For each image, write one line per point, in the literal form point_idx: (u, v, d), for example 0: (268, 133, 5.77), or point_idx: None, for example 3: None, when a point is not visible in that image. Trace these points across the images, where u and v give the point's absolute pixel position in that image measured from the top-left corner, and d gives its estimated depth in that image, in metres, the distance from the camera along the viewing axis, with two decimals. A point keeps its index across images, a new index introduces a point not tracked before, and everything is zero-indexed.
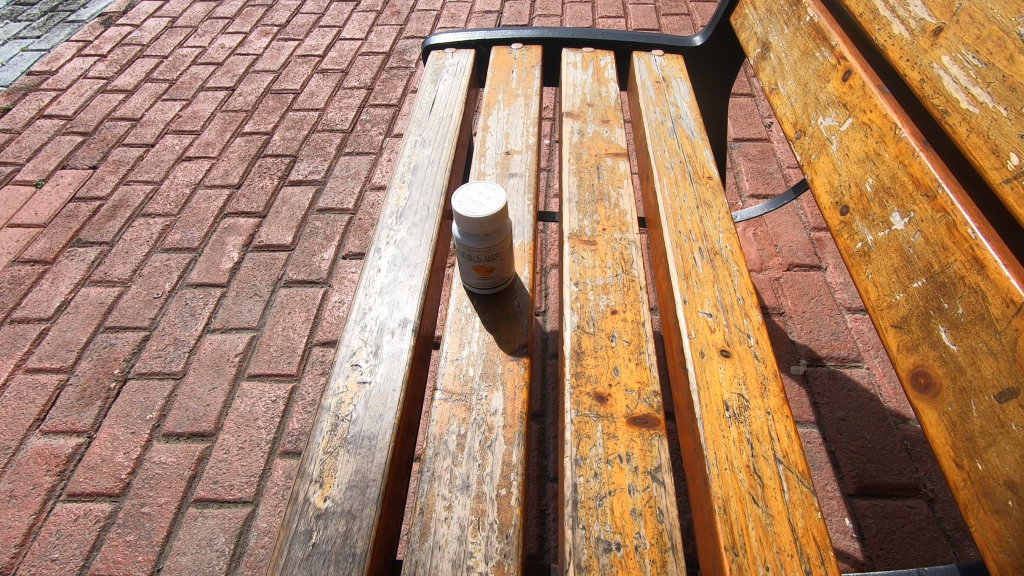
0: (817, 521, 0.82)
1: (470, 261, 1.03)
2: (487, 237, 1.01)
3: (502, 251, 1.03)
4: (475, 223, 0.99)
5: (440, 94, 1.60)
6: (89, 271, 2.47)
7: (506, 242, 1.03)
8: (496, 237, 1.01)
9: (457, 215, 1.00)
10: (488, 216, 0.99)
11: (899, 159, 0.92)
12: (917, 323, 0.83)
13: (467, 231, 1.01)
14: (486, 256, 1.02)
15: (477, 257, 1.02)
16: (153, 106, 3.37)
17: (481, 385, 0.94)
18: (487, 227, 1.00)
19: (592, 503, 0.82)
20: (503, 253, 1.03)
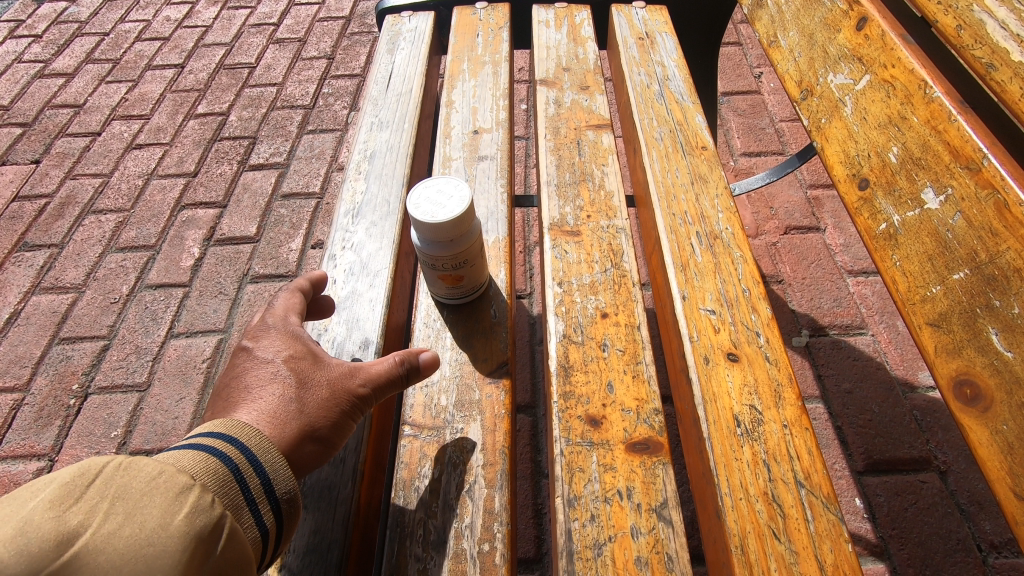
0: (848, 555, 0.71)
1: (436, 269, 0.89)
2: (452, 242, 0.87)
3: (472, 255, 0.89)
4: (436, 227, 0.85)
5: (397, 66, 1.42)
6: (39, 278, 2.29)
7: (476, 244, 0.90)
8: (463, 240, 0.87)
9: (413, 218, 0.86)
10: (450, 217, 0.85)
11: (931, 124, 0.79)
12: (960, 322, 0.70)
13: (428, 237, 0.87)
14: (453, 261, 0.88)
15: (444, 265, 0.88)
16: (96, 90, 3.11)
17: (455, 413, 0.82)
18: (450, 229, 0.85)
19: (590, 553, 0.71)
20: (473, 257, 0.90)
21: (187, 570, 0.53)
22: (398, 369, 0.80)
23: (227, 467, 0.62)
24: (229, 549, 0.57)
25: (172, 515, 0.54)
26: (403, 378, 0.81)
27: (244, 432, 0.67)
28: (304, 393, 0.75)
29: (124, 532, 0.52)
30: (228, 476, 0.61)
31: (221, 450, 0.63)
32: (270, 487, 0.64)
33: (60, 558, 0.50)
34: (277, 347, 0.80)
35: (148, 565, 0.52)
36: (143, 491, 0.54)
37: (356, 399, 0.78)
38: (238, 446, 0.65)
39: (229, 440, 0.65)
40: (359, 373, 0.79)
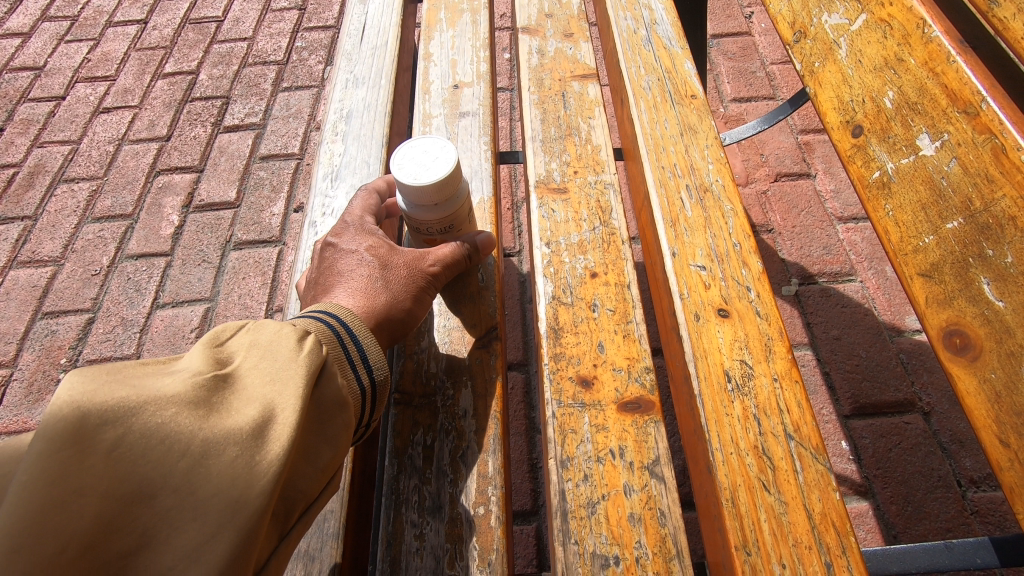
0: (836, 504, 0.73)
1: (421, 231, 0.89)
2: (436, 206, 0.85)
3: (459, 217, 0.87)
4: (419, 192, 0.82)
5: (371, 17, 1.34)
6: (15, 252, 2.23)
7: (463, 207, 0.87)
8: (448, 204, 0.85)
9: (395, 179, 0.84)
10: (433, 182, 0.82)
11: (929, 66, 0.77)
12: (951, 272, 0.70)
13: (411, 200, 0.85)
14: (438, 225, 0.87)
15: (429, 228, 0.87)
16: (56, 51, 2.95)
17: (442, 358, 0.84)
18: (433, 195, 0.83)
19: (584, 512, 0.72)
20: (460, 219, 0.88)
21: (312, 389, 0.65)
22: (462, 247, 0.88)
23: (329, 333, 0.71)
24: (337, 391, 0.68)
25: (296, 354, 0.67)
26: (466, 259, 0.88)
27: (340, 312, 0.75)
28: (385, 273, 0.82)
29: (263, 366, 0.65)
30: (333, 340, 0.71)
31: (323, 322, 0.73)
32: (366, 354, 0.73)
33: (219, 378, 0.63)
34: (357, 240, 0.85)
35: (285, 382, 0.64)
36: (268, 341, 0.67)
37: (431, 277, 0.84)
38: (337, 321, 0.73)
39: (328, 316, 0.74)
40: (429, 256, 0.86)
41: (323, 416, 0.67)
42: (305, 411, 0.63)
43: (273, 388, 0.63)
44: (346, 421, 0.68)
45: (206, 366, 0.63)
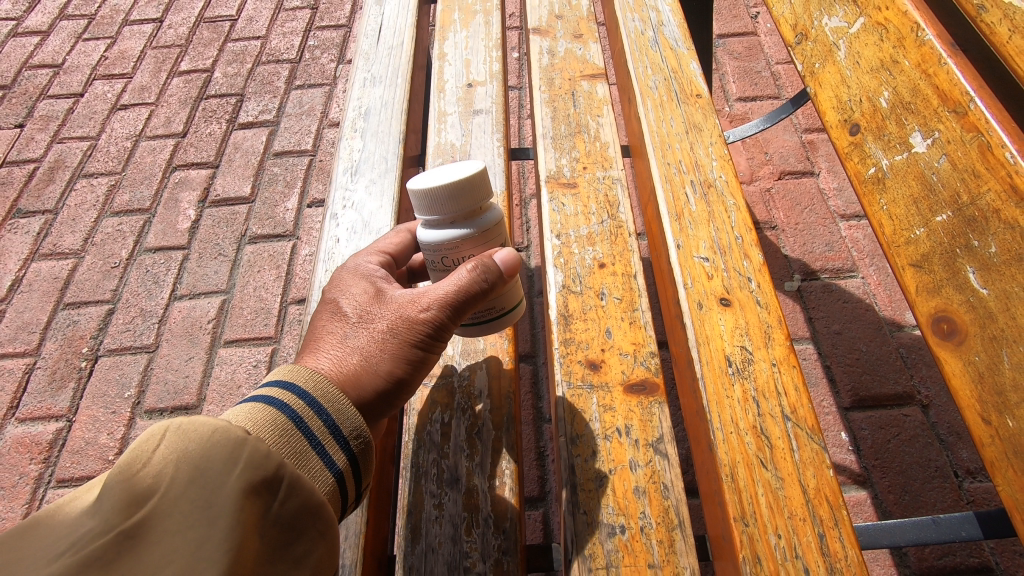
0: (829, 479, 0.77)
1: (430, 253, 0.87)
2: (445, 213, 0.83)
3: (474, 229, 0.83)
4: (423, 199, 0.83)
5: (387, 18, 1.39)
6: (36, 244, 2.29)
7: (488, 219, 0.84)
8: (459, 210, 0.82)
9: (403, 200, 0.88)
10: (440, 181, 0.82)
11: (922, 68, 0.81)
12: (940, 262, 0.74)
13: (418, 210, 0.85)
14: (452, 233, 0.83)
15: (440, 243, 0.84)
16: (74, 48, 3.01)
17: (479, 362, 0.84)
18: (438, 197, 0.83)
19: (592, 485, 0.77)
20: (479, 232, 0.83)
21: (248, 513, 0.56)
22: (469, 284, 0.78)
23: (282, 413, 0.65)
24: (293, 503, 0.59)
25: (228, 472, 0.57)
26: (477, 293, 0.79)
27: (316, 385, 0.69)
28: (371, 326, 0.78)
29: (189, 490, 0.56)
30: (286, 426, 0.64)
31: (273, 401, 0.66)
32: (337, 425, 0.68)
33: (131, 516, 0.54)
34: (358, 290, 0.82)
35: (212, 512, 0.55)
36: (198, 451, 0.58)
37: (426, 324, 0.78)
38: (306, 401, 0.67)
39: (284, 389, 0.68)
40: (427, 298, 0.78)
41: (281, 534, 0.58)
42: (235, 549, 0.54)
43: (194, 525, 0.54)
44: (313, 529, 0.60)
45: (118, 501, 0.55)
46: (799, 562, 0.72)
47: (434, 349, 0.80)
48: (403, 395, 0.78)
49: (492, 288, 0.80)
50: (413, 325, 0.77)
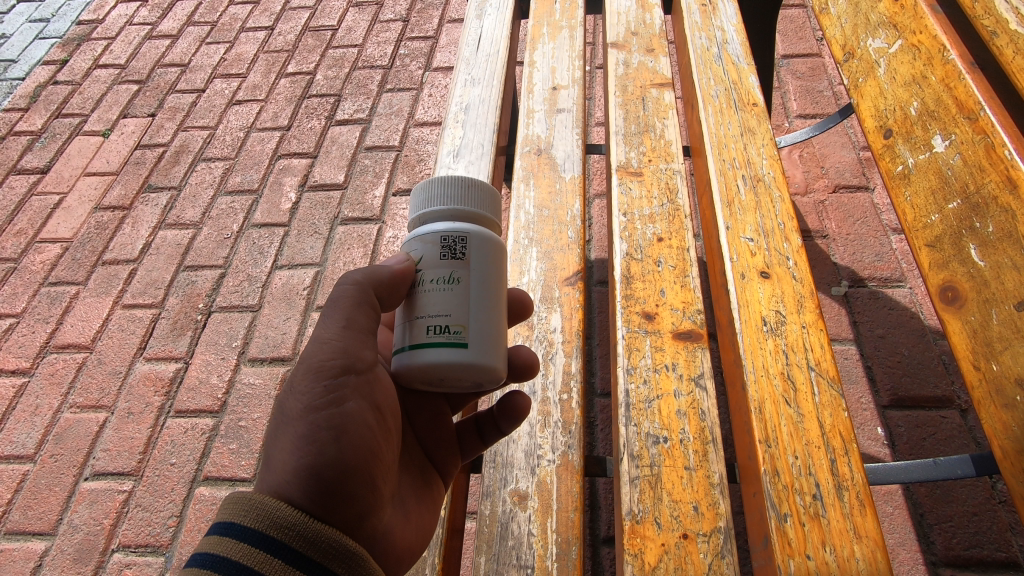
0: (844, 419, 0.93)
1: (452, 259, 0.88)
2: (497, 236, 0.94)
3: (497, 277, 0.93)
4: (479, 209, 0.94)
5: (486, 30, 1.63)
6: (164, 215, 2.67)
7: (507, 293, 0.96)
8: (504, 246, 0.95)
9: (443, 194, 0.94)
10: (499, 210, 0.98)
11: (946, 82, 0.97)
12: (949, 242, 0.89)
13: (467, 210, 0.93)
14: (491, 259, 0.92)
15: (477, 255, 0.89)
16: (199, 50, 3.45)
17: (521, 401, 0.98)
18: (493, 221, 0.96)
19: (642, 405, 0.95)
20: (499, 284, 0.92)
21: None
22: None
23: (226, 565, 0.72)
24: None
25: None
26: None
27: (257, 523, 0.75)
28: (286, 420, 0.84)
29: None
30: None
31: (211, 557, 0.73)
32: (297, 551, 0.75)
33: None
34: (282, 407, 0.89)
35: None
36: None
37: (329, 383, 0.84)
38: (254, 541, 0.74)
39: (223, 534, 0.75)
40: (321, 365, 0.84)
41: None
42: None
43: None
44: None
45: None
46: (812, 478, 0.87)
47: (346, 405, 0.84)
48: (347, 475, 0.82)
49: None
50: (310, 395, 0.83)
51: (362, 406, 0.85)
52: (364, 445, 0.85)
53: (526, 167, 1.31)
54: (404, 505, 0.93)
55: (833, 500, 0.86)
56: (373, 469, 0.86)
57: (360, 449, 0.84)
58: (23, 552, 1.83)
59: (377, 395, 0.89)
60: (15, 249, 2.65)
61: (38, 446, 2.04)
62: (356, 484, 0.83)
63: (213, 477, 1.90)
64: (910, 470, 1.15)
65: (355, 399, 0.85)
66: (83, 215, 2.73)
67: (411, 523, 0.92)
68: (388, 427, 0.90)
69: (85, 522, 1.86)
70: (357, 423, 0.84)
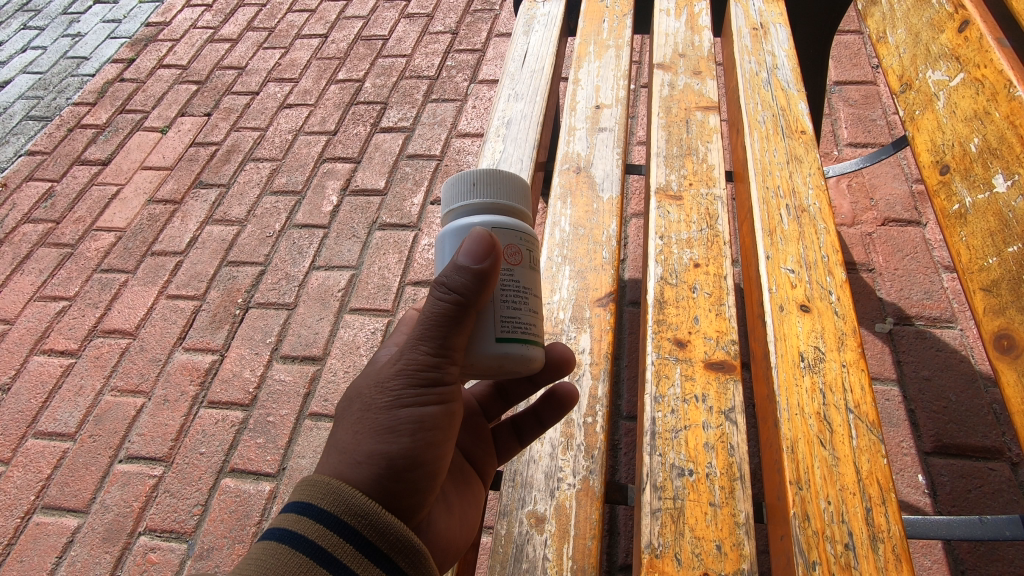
0: (882, 466, 0.88)
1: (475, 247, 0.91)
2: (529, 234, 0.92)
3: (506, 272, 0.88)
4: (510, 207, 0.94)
5: (532, 46, 1.64)
6: (211, 211, 2.76)
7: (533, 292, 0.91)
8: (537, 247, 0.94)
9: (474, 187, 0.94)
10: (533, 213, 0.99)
11: (1009, 118, 0.94)
12: (1007, 287, 0.87)
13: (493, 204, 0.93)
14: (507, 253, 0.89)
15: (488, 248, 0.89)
16: (256, 55, 3.59)
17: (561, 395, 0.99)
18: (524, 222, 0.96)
19: (669, 435, 0.93)
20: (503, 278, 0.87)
21: None
22: (437, 314, 0.82)
23: (302, 544, 0.72)
24: None
25: None
26: (426, 312, 0.84)
27: (333, 505, 0.74)
28: (361, 408, 0.83)
29: None
30: (308, 561, 0.70)
31: (290, 533, 0.72)
32: (367, 540, 0.74)
33: None
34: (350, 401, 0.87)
35: None
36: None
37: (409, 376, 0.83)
38: (328, 523, 0.73)
39: (301, 513, 0.74)
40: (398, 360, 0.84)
41: None
42: None
43: None
44: None
45: None
46: (845, 526, 0.83)
47: (427, 404, 0.84)
48: (413, 468, 0.82)
49: (466, 305, 0.82)
50: (394, 388, 0.82)
51: (440, 406, 0.85)
52: (435, 444, 0.85)
53: (564, 184, 1.31)
54: (448, 500, 0.93)
55: (866, 552, 0.81)
56: (439, 470, 0.86)
57: (430, 447, 0.84)
58: (56, 527, 1.90)
59: (455, 403, 0.87)
60: (72, 235, 2.79)
61: (79, 426, 2.13)
62: (421, 477, 0.83)
63: (238, 470, 1.94)
64: (952, 525, 1.09)
65: (436, 401, 0.84)
66: (137, 206, 2.85)
67: (455, 518, 0.92)
68: (457, 431, 0.89)
69: (115, 503, 1.92)
70: (433, 421, 0.84)
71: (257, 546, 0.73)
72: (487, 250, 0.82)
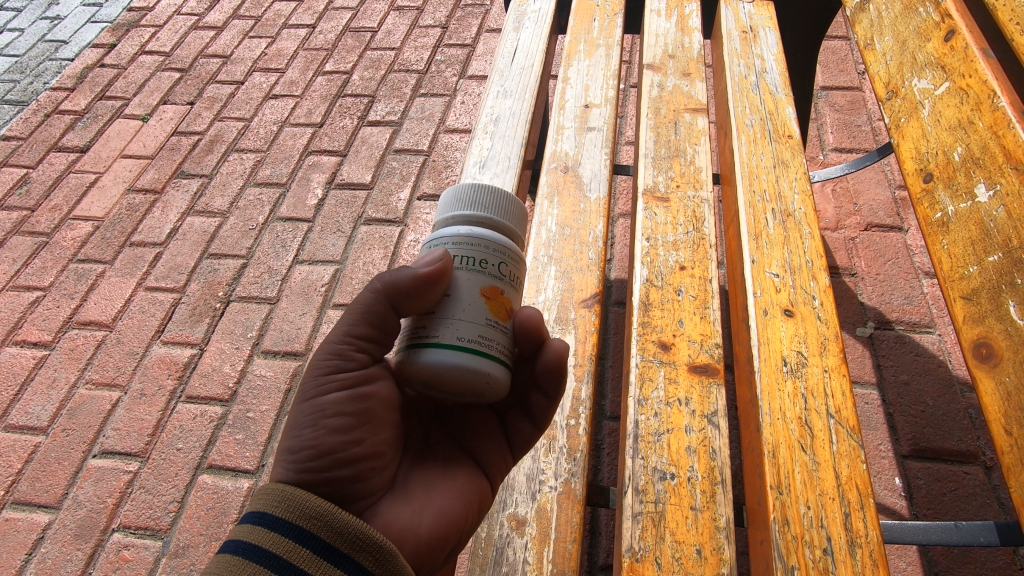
0: (861, 471, 0.89)
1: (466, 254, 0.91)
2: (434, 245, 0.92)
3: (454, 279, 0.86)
4: (510, 198, 0.95)
5: (522, 43, 1.62)
6: (193, 202, 2.71)
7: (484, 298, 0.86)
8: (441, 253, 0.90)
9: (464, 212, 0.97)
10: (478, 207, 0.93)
11: (994, 129, 0.97)
12: (987, 296, 0.89)
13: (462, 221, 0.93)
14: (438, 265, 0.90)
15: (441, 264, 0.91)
16: (241, 43, 3.52)
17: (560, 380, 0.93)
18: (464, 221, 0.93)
19: (651, 438, 0.93)
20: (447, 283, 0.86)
21: None
22: (364, 310, 0.88)
23: (255, 554, 0.71)
24: None
25: None
26: (366, 312, 0.88)
27: (288, 511, 0.74)
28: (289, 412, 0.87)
29: None
30: (262, 570, 0.70)
31: (243, 544, 0.72)
32: (325, 542, 0.73)
33: None
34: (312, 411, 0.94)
35: None
36: None
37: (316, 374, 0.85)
38: (284, 530, 0.73)
39: (255, 523, 0.73)
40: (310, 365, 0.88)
41: None
42: None
43: None
44: None
45: None
46: (824, 531, 0.84)
47: (330, 393, 0.84)
48: (319, 456, 0.81)
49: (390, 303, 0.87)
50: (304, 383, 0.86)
51: (344, 392, 0.84)
52: (346, 429, 0.83)
53: (551, 183, 1.30)
54: (408, 491, 0.86)
55: (845, 557, 0.82)
56: (357, 456, 0.83)
57: (337, 432, 0.82)
58: (27, 523, 1.86)
59: (367, 388, 0.86)
60: (48, 224, 2.71)
61: (52, 420, 2.08)
62: (333, 467, 0.81)
63: (216, 467, 1.90)
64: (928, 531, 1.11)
65: (339, 387, 0.85)
66: (116, 195, 2.79)
67: (418, 509, 0.84)
68: (379, 413, 0.87)
69: (88, 499, 1.88)
70: (336, 408, 0.83)
71: (213, 560, 0.72)
72: (437, 259, 0.85)
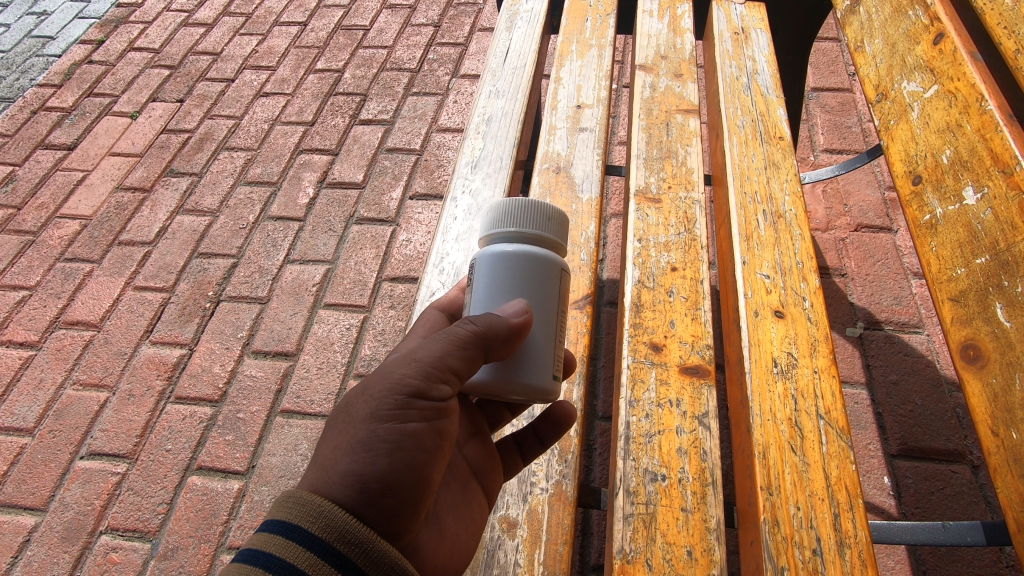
0: (850, 472, 0.89)
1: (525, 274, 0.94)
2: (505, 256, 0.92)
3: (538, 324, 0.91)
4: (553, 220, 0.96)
5: (514, 43, 1.62)
6: (182, 200, 2.69)
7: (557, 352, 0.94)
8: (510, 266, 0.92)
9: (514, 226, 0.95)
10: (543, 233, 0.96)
11: (981, 132, 0.97)
12: (975, 298, 0.89)
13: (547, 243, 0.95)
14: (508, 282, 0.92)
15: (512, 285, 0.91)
16: (232, 41, 3.49)
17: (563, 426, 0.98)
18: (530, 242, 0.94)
19: (643, 439, 0.93)
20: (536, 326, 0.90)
21: None
22: (458, 339, 0.84)
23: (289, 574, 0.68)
24: None
25: None
26: (462, 346, 0.84)
27: (324, 532, 0.71)
28: (345, 424, 0.81)
29: None
30: None
31: (276, 561, 0.68)
32: (360, 569, 0.71)
33: None
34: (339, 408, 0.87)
35: None
36: None
37: (400, 397, 0.81)
38: (318, 551, 0.70)
39: (287, 538, 0.70)
40: (388, 382, 0.82)
41: None
42: None
43: None
44: None
45: None
46: (813, 531, 0.84)
47: (409, 422, 0.81)
48: (389, 493, 0.78)
49: (489, 341, 0.84)
50: (381, 399, 0.81)
51: (423, 424, 0.82)
52: (416, 466, 0.81)
53: (543, 184, 1.29)
54: (439, 521, 0.87)
55: (834, 558, 0.82)
56: (421, 494, 0.81)
57: (410, 470, 0.80)
58: (13, 526, 1.83)
59: (443, 422, 0.85)
60: (34, 222, 2.68)
61: (38, 421, 2.05)
62: (399, 504, 0.79)
63: (206, 468, 1.89)
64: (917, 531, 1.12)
65: (420, 418, 0.82)
66: (104, 194, 2.76)
67: (448, 543, 0.85)
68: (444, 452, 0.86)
69: (76, 501, 1.86)
70: (415, 441, 0.81)
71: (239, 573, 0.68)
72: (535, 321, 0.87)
